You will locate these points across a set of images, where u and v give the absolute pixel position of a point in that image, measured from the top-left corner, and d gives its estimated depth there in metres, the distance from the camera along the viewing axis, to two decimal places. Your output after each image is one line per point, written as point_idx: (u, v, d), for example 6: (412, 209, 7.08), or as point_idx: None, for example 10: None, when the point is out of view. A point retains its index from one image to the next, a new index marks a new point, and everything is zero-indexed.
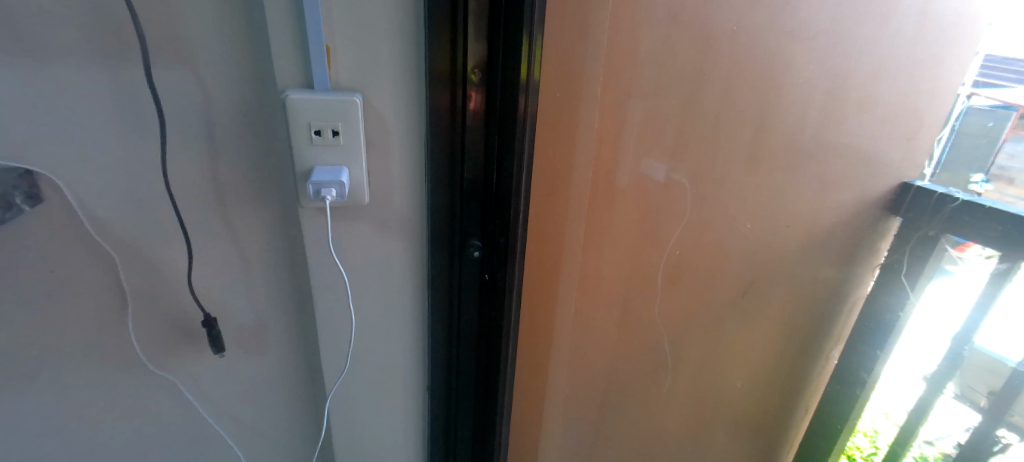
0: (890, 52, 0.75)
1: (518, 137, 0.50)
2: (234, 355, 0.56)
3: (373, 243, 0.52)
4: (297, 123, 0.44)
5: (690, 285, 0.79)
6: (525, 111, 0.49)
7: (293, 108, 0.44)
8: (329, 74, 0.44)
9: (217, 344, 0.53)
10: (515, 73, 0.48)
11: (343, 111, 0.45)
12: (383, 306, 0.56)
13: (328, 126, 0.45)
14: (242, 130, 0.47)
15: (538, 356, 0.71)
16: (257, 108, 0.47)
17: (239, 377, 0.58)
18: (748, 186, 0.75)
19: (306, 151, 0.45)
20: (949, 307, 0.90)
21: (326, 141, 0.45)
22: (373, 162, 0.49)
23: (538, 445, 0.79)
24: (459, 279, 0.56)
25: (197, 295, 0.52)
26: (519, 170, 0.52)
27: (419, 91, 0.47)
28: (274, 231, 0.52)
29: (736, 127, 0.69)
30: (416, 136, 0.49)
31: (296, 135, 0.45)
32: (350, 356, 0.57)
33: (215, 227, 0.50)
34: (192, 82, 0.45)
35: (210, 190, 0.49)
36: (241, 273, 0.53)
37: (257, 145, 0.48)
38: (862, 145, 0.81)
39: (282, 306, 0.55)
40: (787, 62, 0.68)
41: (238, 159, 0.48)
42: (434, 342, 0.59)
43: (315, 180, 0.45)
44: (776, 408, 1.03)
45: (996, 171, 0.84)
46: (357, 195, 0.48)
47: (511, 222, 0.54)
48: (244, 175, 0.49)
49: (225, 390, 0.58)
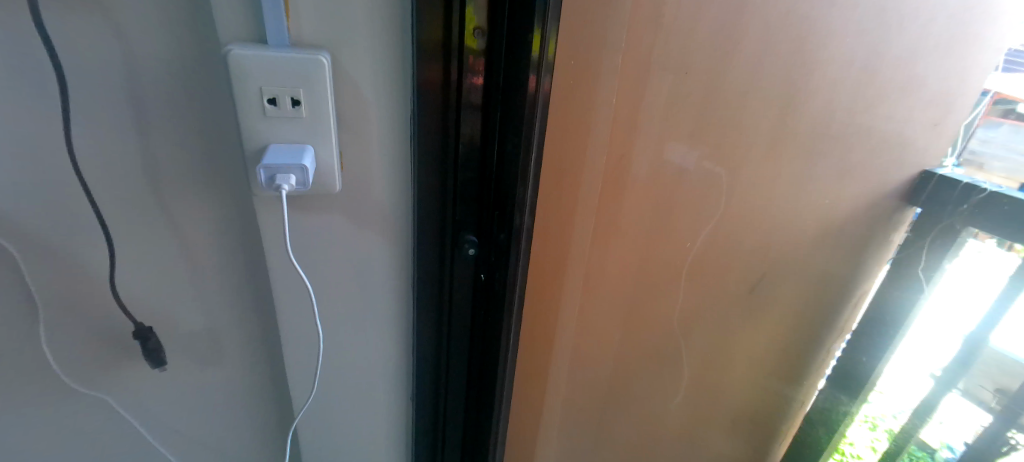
0: (930, 27, 0.67)
1: (527, 119, 0.42)
2: (181, 360, 0.49)
3: (345, 239, 0.44)
4: (245, 88, 0.35)
5: (700, 281, 0.73)
6: (537, 89, 0.41)
7: (240, 71, 0.35)
8: (287, 28, 0.35)
9: (159, 357, 0.47)
10: (527, 41, 0.39)
11: (304, 75, 0.36)
12: (358, 311, 0.48)
13: (285, 93, 0.36)
14: (182, 100, 0.40)
15: (536, 361, 0.65)
16: (199, 74, 0.39)
17: (191, 381, 0.51)
18: (768, 176, 0.68)
19: (258, 125, 0.37)
20: (964, 304, 0.85)
21: (284, 112, 0.37)
22: (346, 139, 0.40)
23: (533, 449, 0.74)
24: (449, 280, 0.48)
25: (124, 301, 0.45)
26: (528, 158, 0.44)
27: (405, 57, 0.39)
28: (224, 220, 0.44)
29: (763, 108, 0.62)
30: (401, 112, 0.40)
31: (245, 105, 0.36)
32: (320, 366, 0.50)
33: (148, 217, 0.43)
34: (113, 39, 0.37)
35: (143, 174, 0.41)
36: (186, 269, 0.45)
37: (200, 119, 0.41)
38: (890, 129, 0.74)
39: (238, 305, 0.49)
40: (823, 34, 0.61)
41: (175, 136, 0.41)
42: (421, 350, 0.52)
43: (268, 164, 0.36)
44: (775, 402, 0.98)
45: (967, 155, 0.83)
46: (326, 182, 0.40)
47: (513, 220, 0.46)
48: (185, 155, 0.41)
49: (178, 395, 0.52)
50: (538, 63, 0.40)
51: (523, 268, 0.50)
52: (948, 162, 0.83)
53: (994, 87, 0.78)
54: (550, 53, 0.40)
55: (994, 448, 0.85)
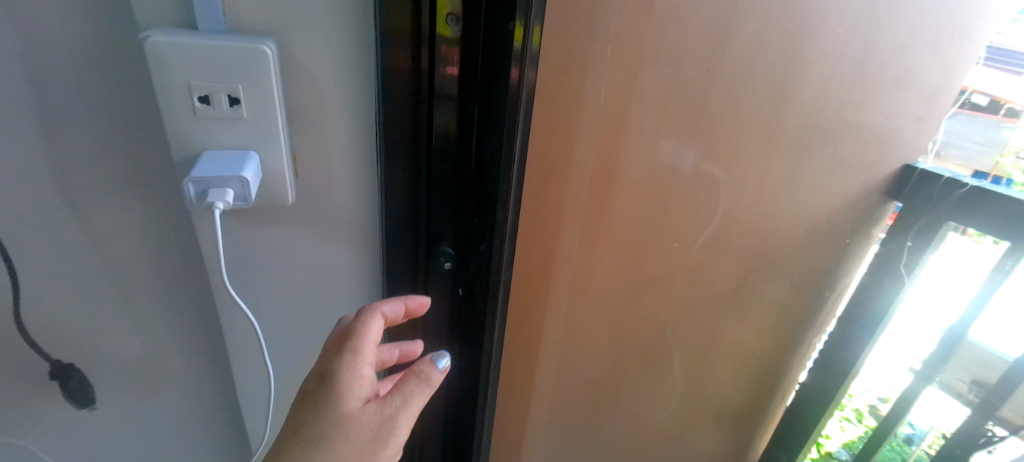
0: (919, 21, 0.66)
1: (511, 113, 0.40)
2: (118, 364, 0.47)
3: (295, 241, 0.41)
4: (173, 83, 0.33)
5: (687, 280, 0.72)
6: (520, 82, 0.39)
7: (164, 64, 0.32)
8: (221, 16, 0.33)
9: (86, 395, 0.47)
10: (509, 29, 0.37)
11: (241, 68, 0.33)
12: (316, 313, 0.45)
13: (221, 90, 0.33)
14: (101, 89, 0.36)
15: (525, 353, 0.66)
16: (116, 66, 0.36)
17: (126, 392, 0.49)
18: (758, 174, 0.67)
19: (189, 125, 0.34)
20: (946, 297, 0.84)
21: (219, 111, 0.34)
22: (299, 137, 0.37)
23: (521, 440, 0.75)
24: (424, 287, 0.45)
25: (32, 337, 0.43)
26: (513, 155, 0.41)
27: (371, 46, 0.36)
28: (157, 224, 0.41)
29: (755, 103, 0.61)
30: (364, 107, 0.38)
31: (173, 102, 0.33)
32: (269, 368, 0.47)
33: (60, 217, 0.40)
34: (9, 20, 0.34)
35: (53, 170, 0.38)
36: (110, 276, 0.43)
37: (124, 110, 0.37)
38: (877, 124, 0.72)
39: (179, 311, 0.46)
40: (814, 28, 0.59)
41: (94, 129, 0.37)
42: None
43: (203, 176, 0.34)
44: (757, 399, 0.97)
45: (937, 147, 0.79)
46: (273, 184, 0.37)
47: (496, 223, 0.44)
48: (101, 154, 0.38)
49: (116, 402, 0.49)
50: (521, 54, 0.38)
51: (508, 271, 0.48)
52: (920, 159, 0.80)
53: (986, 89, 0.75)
54: (534, 43, 0.38)
55: (971, 442, 0.84)
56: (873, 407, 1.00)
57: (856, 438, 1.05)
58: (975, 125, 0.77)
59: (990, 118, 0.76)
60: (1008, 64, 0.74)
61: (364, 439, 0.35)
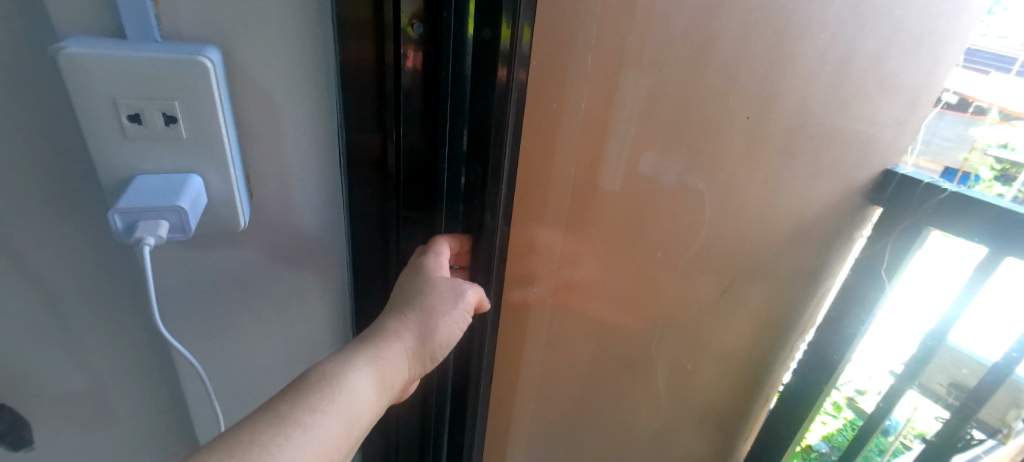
0: (901, 25, 0.65)
1: (497, 125, 0.39)
2: (56, 390, 0.43)
3: (245, 254, 0.40)
4: (98, 99, 0.30)
5: (670, 287, 0.71)
6: (507, 91, 0.38)
7: (83, 77, 0.30)
8: (155, 28, 0.31)
9: (21, 435, 0.43)
10: (492, 42, 0.36)
11: (179, 82, 0.31)
12: (274, 325, 0.44)
13: (154, 107, 0.31)
14: (12, 102, 0.33)
15: (508, 363, 0.64)
16: (36, 80, 0.33)
17: (67, 426, 0.45)
18: (742, 179, 0.66)
19: (119, 146, 0.32)
20: (930, 294, 0.83)
21: (156, 129, 0.32)
22: (254, 152, 0.36)
23: (503, 452, 0.74)
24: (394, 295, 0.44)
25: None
26: (502, 167, 0.41)
27: (329, 44, 0.34)
28: (97, 247, 0.39)
29: (739, 107, 0.59)
30: (321, 111, 0.36)
31: (99, 120, 0.31)
32: (215, 384, 0.45)
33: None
34: None
35: None
36: (46, 304, 0.40)
37: (41, 122, 0.34)
38: (858, 130, 0.72)
39: (125, 337, 0.43)
40: (799, 30, 0.58)
41: (5, 138, 0.34)
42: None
43: (133, 207, 0.32)
44: (740, 402, 0.97)
45: (920, 145, 0.80)
46: (220, 207, 0.35)
47: (485, 227, 0.43)
48: (22, 176, 0.35)
49: (49, 432, 0.45)
50: (507, 53, 0.37)
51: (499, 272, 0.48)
52: (905, 161, 0.80)
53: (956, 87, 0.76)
54: (521, 42, 0.37)
55: (950, 445, 0.84)
56: (851, 398, 1.00)
57: (834, 430, 1.05)
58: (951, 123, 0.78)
59: (959, 116, 0.78)
60: (975, 63, 0.75)
61: (442, 305, 0.40)
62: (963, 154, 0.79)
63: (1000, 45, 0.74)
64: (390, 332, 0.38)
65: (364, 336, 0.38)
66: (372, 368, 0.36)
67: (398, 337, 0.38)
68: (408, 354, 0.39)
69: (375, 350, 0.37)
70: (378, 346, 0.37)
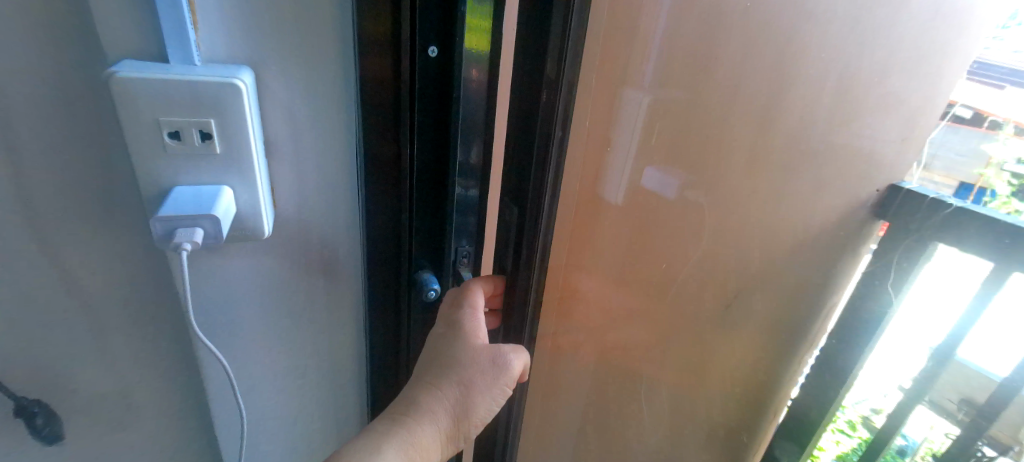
0: (901, 43, 0.67)
1: (540, 173, 0.42)
2: (88, 392, 0.46)
3: (267, 263, 0.42)
4: (140, 119, 0.33)
5: (675, 300, 0.72)
6: (550, 142, 0.41)
7: (128, 98, 0.32)
8: (195, 52, 0.33)
9: (55, 431, 0.46)
10: (538, 98, 0.39)
11: (215, 102, 0.33)
12: (292, 329, 0.45)
13: (191, 125, 0.34)
14: (59, 120, 0.36)
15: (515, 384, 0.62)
16: (83, 101, 0.36)
17: (97, 426, 0.48)
18: (746, 192, 0.67)
19: (159, 162, 0.34)
20: (937, 311, 0.80)
21: (191, 146, 0.34)
22: (282, 164, 0.39)
23: None
24: (403, 299, 0.46)
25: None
26: (541, 211, 0.43)
27: (348, 61, 0.37)
28: (130, 256, 0.41)
29: (740, 122, 0.61)
30: (342, 123, 0.39)
31: (141, 138, 0.33)
32: (238, 390, 0.46)
33: (21, 242, 0.39)
34: None
35: (17, 203, 0.37)
36: (81, 310, 0.42)
37: (86, 139, 0.37)
38: (862, 146, 0.73)
39: (152, 343, 0.45)
40: (799, 47, 0.60)
41: (52, 152, 0.36)
42: (372, 371, 0.49)
43: (170, 217, 0.34)
44: (749, 415, 0.97)
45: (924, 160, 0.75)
46: (249, 217, 0.38)
47: (528, 243, 0.45)
48: (66, 190, 0.38)
49: (81, 428, 0.47)
50: (553, 80, 0.39)
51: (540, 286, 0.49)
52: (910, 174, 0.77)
53: (966, 101, 0.68)
54: (568, 69, 0.39)
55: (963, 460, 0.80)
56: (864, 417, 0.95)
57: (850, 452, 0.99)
58: (958, 137, 0.70)
59: (974, 131, 0.67)
60: (990, 79, 0.65)
61: (482, 381, 0.41)
62: (978, 171, 0.69)
63: (1015, 59, 0.62)
64: (424, 412, 0.38)
65: (396, 415, 0.38)
66: (404, 453, 0.36)
67: (430, 417, 0.38)
68: (441, 436, 0.39)
69: (407, 436, 0.36)
70: (411, 429, 0.37)
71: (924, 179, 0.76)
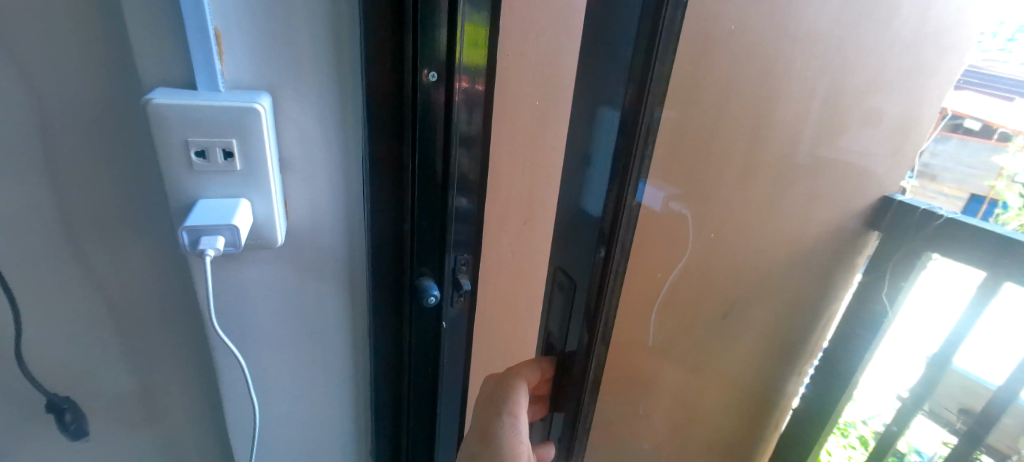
0: (886, 61, 0.70)
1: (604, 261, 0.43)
2: (111, 392, 0.48)
3: (279, 271, 0.44)
4: (170, 139, 0.36)
5: (676, 312, 0.71)
6: (620, 209, 0.42)
7: (161, 121, 0.35)
8: (221, 77, 0.36)
9: (81, 427, 0.48)
10: (605, 202, 0.42)
11: (238, 122, 0.36)
12: (302, 333, 0.48)
13: (216, 144, 0.37)
14: (99, 137, 0.39)
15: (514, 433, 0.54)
16: (122, 120, 0.39)
17: (118, 425, 0.50)
18: (739, 203, 0.69)
19: (186, 178, 0.37)
20: (933, 319, 0.78)
21: (216, 164, 0.37)
22: (295, 178, 0.42)
23: None
24: (405, 304, 0.49)
25: (29, 369, 0.44)
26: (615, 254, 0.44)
27: (355, 81, 0.40)
28: (155, 263, 0.44)
29: (734, 134, 0.63)
30: (351, 139, 0.42)
31: (170, 156, 0.36)
32: (250, 392, 0.48)
33: (56, 249, 0.42)
34: (27, 87, 0.37)
35: (55, 213, 0.40)
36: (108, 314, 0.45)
37: (122, 155, 0.40)
38: (851, 159, 0.76)
39: (173, 345, 0.48)
40: (789, 65, 0.63)
41: (91, 166, 0.40)
42: (378, 372, 0.52)
43: (194, 227, 0.37)
44: (748, 423, 0.98)
45: (919, 168, 0.77)
46: (265, 228, 0.40)
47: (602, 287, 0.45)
48: (102, 200, 0.41)
49: (106, 426, 0.50)
50: (632, 119, 0.39)
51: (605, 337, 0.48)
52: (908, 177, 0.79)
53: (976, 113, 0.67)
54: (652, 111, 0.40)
55: None
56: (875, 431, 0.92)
57: None
58: (967, 149, 0.69)
59: (983, 143, 0.65)
60: (998, 90, 0.63)
61: None
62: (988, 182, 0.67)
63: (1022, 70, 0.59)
64: None
65: None
66: None
67: None
68: None
69: None
70: None
71: (924, 186, 0.77)
